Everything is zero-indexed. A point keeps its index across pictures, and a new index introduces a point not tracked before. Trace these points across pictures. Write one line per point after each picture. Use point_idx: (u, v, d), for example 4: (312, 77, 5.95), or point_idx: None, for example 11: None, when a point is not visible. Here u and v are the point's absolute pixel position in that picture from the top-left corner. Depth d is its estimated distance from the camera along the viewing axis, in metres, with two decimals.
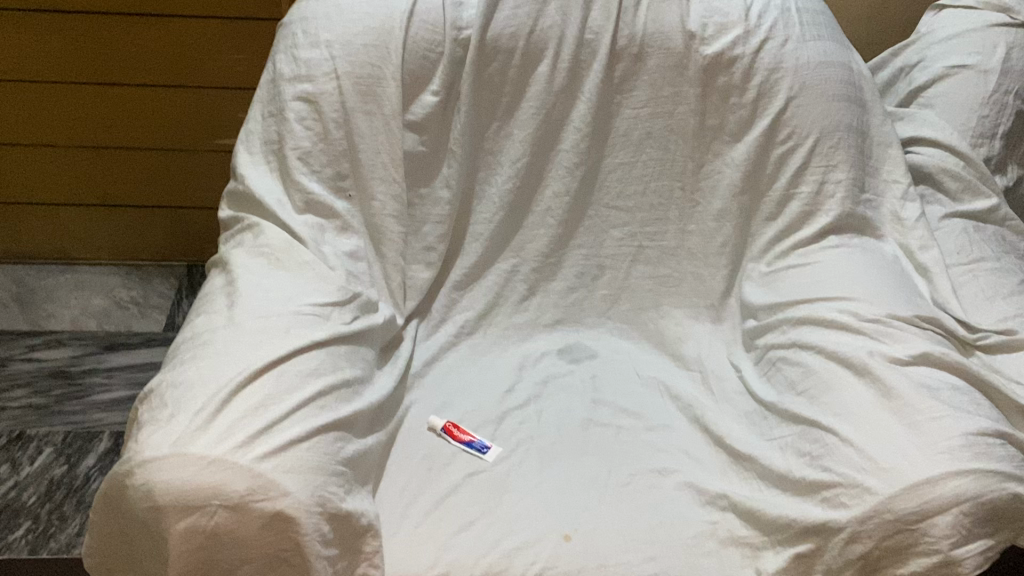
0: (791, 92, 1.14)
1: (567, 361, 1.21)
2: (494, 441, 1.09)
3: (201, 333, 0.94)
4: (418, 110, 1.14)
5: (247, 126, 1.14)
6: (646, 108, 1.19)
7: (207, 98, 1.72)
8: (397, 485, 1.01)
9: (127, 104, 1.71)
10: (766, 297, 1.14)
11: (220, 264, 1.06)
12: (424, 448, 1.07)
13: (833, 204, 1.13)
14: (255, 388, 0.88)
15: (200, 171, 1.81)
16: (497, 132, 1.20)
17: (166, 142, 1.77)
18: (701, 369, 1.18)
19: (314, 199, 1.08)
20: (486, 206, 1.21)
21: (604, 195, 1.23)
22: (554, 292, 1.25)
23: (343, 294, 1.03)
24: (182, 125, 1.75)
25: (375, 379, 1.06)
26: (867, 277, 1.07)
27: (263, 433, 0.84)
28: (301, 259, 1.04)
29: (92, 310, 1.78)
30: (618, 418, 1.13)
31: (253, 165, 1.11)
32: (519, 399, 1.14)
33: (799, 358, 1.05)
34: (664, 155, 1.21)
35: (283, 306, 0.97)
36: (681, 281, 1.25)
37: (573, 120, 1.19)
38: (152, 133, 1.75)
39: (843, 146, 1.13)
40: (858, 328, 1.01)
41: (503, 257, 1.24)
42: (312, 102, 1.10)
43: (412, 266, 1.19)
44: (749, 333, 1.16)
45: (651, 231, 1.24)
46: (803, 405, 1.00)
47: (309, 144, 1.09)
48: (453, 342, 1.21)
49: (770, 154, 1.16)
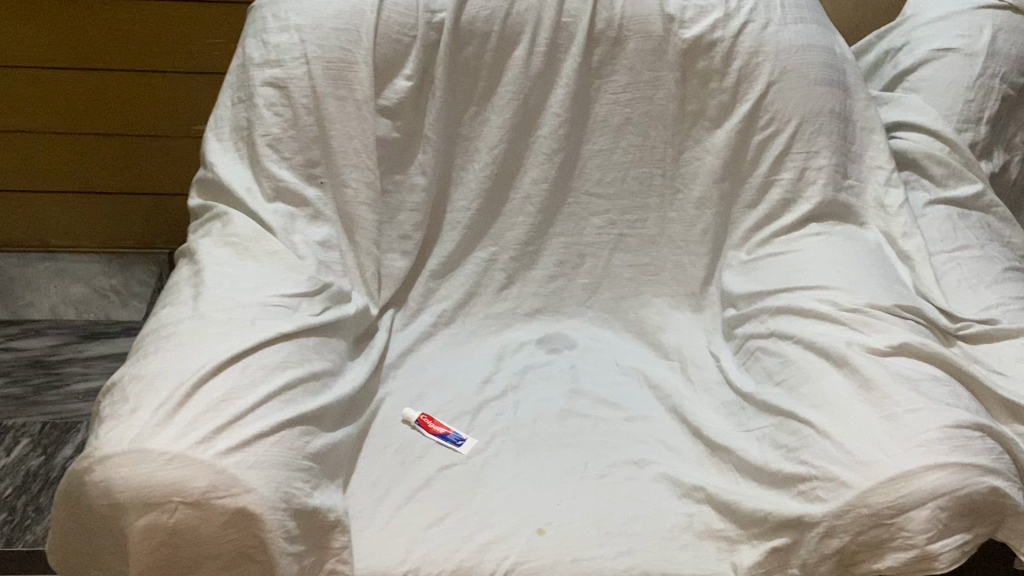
0: (772, 76, 1.11)
1: (546, 351, 1.19)
2: (470, 433, 1.07)
3: (165, 325, 0.92)
4: (391, 94, 1.11)
5: (217, 113, 1.12)
6: (626, 93, 1.17)
7: (185, 83, 1.69)
8: (369, 478, 1.00)
9: (104, 92, 1.68)
10: (746, 286, 1.12)
11: (188, 254, 1.03)
12: (397, 440, 1.05)
13: (814, 191, 1.11)
14: (218, 382, 0.86)
15: (179, 157, 1.79)
16: (474, 118, 1.17)
17: (144, 129, 1.74)
18: (681, 358, 1.16)
19: (285, 187, 1.06)
20: (463, 193, 1.19)
21: (583, 182, 1.21)
22: (534, 281, 1.23)
23: (312, 285, 1.01)
24: (160, 112, 1.72)
25: (346, 371, 1.04)
26: (847, 266, 1.05)
27: (226, 428, 0.83)
28: (270, 249, 1.02)
29: (71, 299, 1.76)
30: (596, 409, 1.11)
31: (223, 153, 1.09)
32: (496, 390, 1.13)
33: (777, 349, 1.03)
34: (644, 140, 1.19)
35: (250, 298, 0.95)
36: (662, 269, 1.23)
37: (551, 105, 1.16)
38: (130, 120, 1.73)
39: (825, 132, 1.11)
40: (837, 318, 0.99)
41: (481, 245, 1.22)
42: (282, 88, 1.07)
43: (388, 255, 1.17)
44: (728, 322, 1.14)
45: (631, 219, 1.22)
46: (781, 396, 0.98)
47: (279, 130, 1.07)
48: (430, 332, 1.19)
49: (750, 140, 1.14)
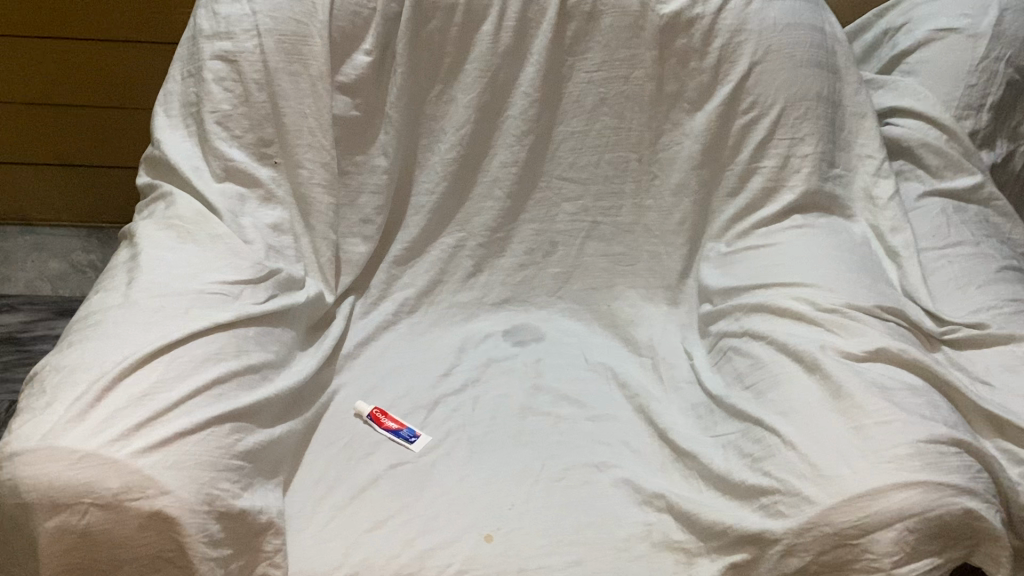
0: (755, 57, 1.03)
1: (512, 344, 1.14)
2: (424, 429, 1.02)
3: (95, 313, 0.88)
4: (350, 71, 1.05)
5: (166, 87, 1.06)
6: (601, 72, 1.10)
7: (117, 52, 1.57)
8: (312, 476, 0.95)
9: (41, 74, 1.59)
10: (722, 281, 1.05)
11: (129, 237, 0.98)
12: (346, 436, 1.00)
13: (798, 180, 1.04)
14: (143, 375, 0.81)
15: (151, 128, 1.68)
16: (439, 97, 1.11)
17: (90, 105, 1.64)
18: (653, 355, 1.10)
19: (235, 167, 1.01)
20: (428, 176, 1.13)
21: (555, 166, 1.14)
22: (503, 269, 1.18)
23: (256, 271, 0.96)
24: (102, 87, 1.62)
25: (293, 362, 0.99)
26: (827, 262, 0.98)
27: (144, 426, 0.78)
28: (213, 233, 0.97)
29: (48, 274, 1.71)
30: (558, 407, 1.05)
31: (171, 129, 1.04)
32: (454, 384, 1.07)
33: (748, 349, 0.96)
34: (620, 123, 1.12)
35: (186, 285, 0.91)
36: (637, 259, 1.16)
37: (521, 84, 1.09)
38: (74, 99, 1.63)
39: (811, 117, 1.04)
40: (812, 319, 0.93)
41: (447, 231, 1.16)
42: (232, 61, 1.01)
43: (348, 239, 1.11)
44: (703, 318, 1.08)
45: (605, 205, 1.15)
46: (749, 401, 0.92)
47: (229, 107, 1.01)
48: (391, 321, 1.14)
49: (731, 125, 1.06)
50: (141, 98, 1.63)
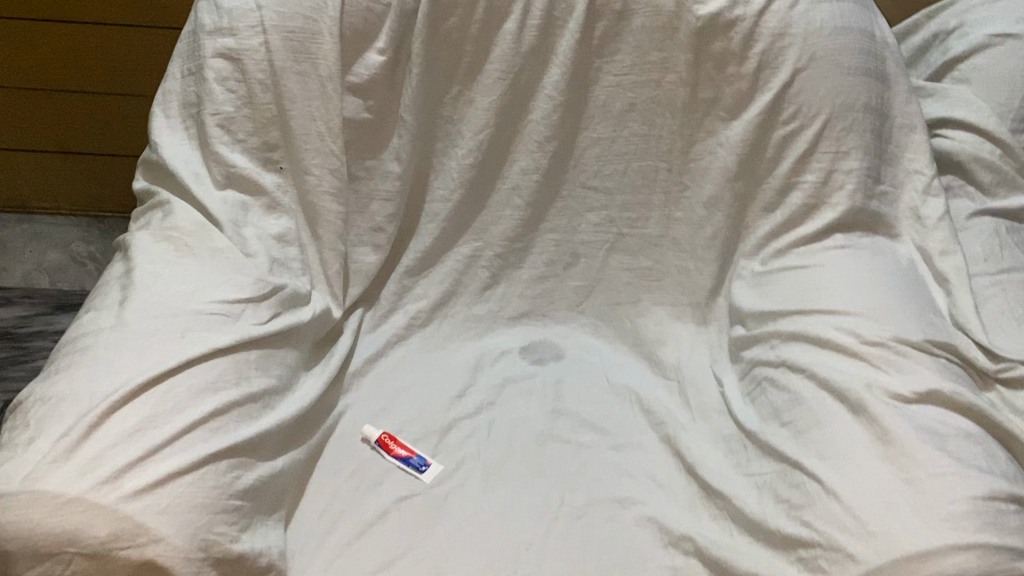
0: (798, 64, 0.95)
1: (530, 362, 1.07)
2: (435, 457, 0.96)
3: (84, 335, 0.81)
4: (361, 70, 0.98)
5: (165, 85, 0.99)
6: (630, 75, 1.02)
7: (115, 36, 1.50)
8: (316, 507, 0.89)
9: (38, 59, 1.52)
10: (757, 303, 0.98)
11: (123, 247, 0.92)
12: (352, 463, 0.94)
13: (840, 197, 0.97)
14: (135, 408, 0.75)
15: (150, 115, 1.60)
16: (457, 98, 1.04)
17: (90, 91, 1.56)
18: (680, 378, 1.03)
19: (238, 173, 0.94)
20: (444, 182, 1.06)
21: (579, 173, 1.07)
22: (521, 281, 1.11)
23: (259, 289, 0.89)
24: (101, 72, 1.54)
25: (298, 385, 0.93)
26: (872, 288, 0.91)
27: (136, 466, 0.72)
28: (213, 246, 0.90)
29: (47, 266, 1.65)
30: (579, 433, 0.99)
31: (169, 131, 0.97)
32: (468, 407, 1.01)
33: (786, 382, 0.90)
34: (650, 130, 1.04)
35: (183, 305, 0.84)
36: (664, 274, 1.09)
37: (544, 87, 1.02)
38: (72, 84, 1.55)
39: (858, 130, 0.96)
40: (857, 353, 0.86)
41: (463, 239, 1.09)
42: (235, 60, 0.94)
43: (358, 248, 1.05)
44: (735, 342, 1.01)
45: (631, 217, 1.08)
46: (786, 441, 0.86)
47: (232, 109, 0.94)
48: (401, 336, 1.08)
49: (771, 136, 0.99)
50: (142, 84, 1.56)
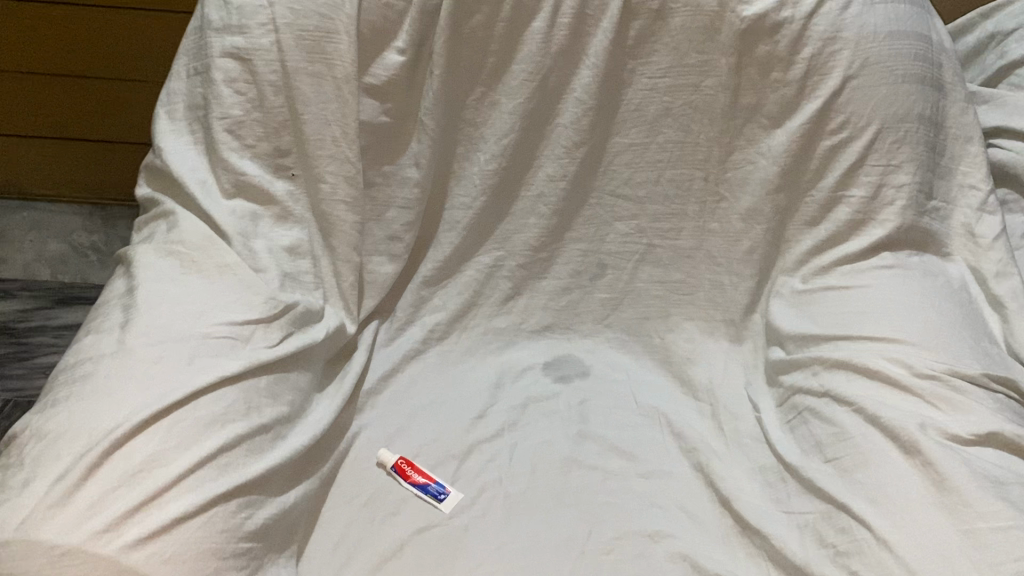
0: (850, 71, 0.89)
1: (553, 380, 1.02)
2: (455, 483, 0.90)
3: (83, 361, 0.76)
4: (380, 71, 0.91)
5: (170, 85, 0.92)
6: (666, 78, 0.95)
7: (116, 22, 1.43)
8: (330, 540, 0.84)
9: (36, 43, 1.45)
10: (798, 326, 0.93)
11: (125, 261, 0.86)
12: (367, 490, 0.89)
13: (890, 214, 0.90)
14: (137, 446, 0.70)
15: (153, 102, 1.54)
16: (481, 100, 0.97)
17: (92, 76, 1.50)
18: (712, 401, 0.98)
19: (246, 182, 0.88)
20: (464, 189, 1.00)
21: (609, 181, 1.01)
22: (545, 292, 1.05)
23: (270, 308, 0.84)
24: (106, 60, 1.48)
25: (310, 409, 0.87)
26: (924, 312, 0.85)
27: (139, 511, 0.66)
28: (221, 262, 0.84)
29: (47, 256, 1.59)
30: (606, 459, 0.94)
31: (174, 134, 0.90)
32: (489, 429, 0.96)
33: (830, 414, 0.84)
34: (686, 136, 0.98)
35: (190, 328, 0.79)
36: (697, 288, 1.03)
37: (574, 89, 0.96)
38: (71, 69, 1.49)
39: (911, 142, 0.89)
40: (909, 388, 0.80)
41: (484, 248, 1.03)
42: (245, 61, 0.88)
43: (374, 258, 0.99)
44: (773, 366, 0.95)
45: (663, 228, 1.02)
46: (831, 479, 0.80)
47: (241, 112, 0.88)
48: (418, 350, 1.02)
49: (816, 146, 0.93)
50: (145, 71, 1.50)
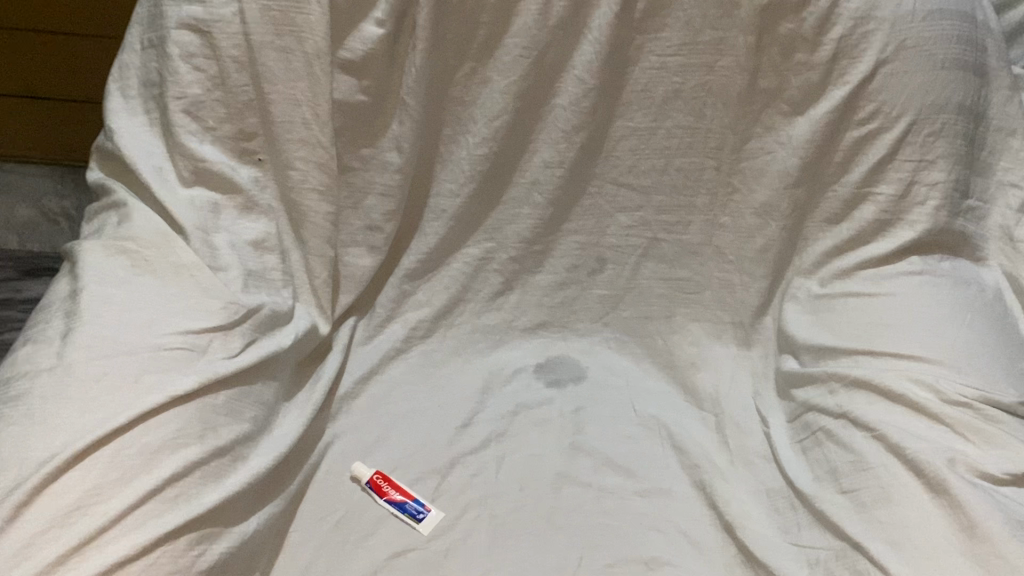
0: (883, 55, 0.79)
1: (545, 385, 0.95)
2: (435, 501, 0.83)
3: (18, 378, 0.67)
4: (357, 45, 0.81)
5: (122, 57, 0.82)
6: (677, 56, 0.86)
7: None
8: (296, 566, 0.76)
9: None
10: (813, 335, 0.85)
11: (70, 257, 0.77)
12: (340, 509, 0.81)
13: (921, 215, 0.81)
14: (74, 478, 0.62)
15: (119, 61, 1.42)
16: (470, 76, 0.87)
17: (52, 32, 1.38)
18: (717, 411, 0.90)
19: (207, 169, 0.80)
20: (451, 175, 0.91)
21: (611, 168, 0.92)
22: (538, 288, 0.97)
23: (229, 314, 0.76)
24: (73, 18, 1.36)
25: (277, 423, 0.80)
26: (955, 328, 0.77)
27: (76, 554, 0.58)
28: (176, 261, 0.76)
29: (16, 223, 1.49)
30: (601, 475, 0.86)
31: (126, 113, 0.81)
32: (474, 439, 0.88)
33: (848, 439, 0.76)
34: (697, 121, 0.89)
35: (140, 339, 0.70)
36: (704, 287, 0.95)
37: (574, 66, 0.86)
38: (30, 23, 1.37)
39: (948, 135, 0.80)
40: (937, 416, 0.72)
41: (473, 239, 0.95)
42: (205, 33, 0.78)
43: (351, 249, 0.91)
44: (784, 377, 0.87)
45: (668, 220, 0.93)
46: (846, 514, 0.72)
47: (200, 92, 0.79)
48: (399, 350, 0.95)
49: (842, 137, 0.83)
50: (109, 27, 1.37)
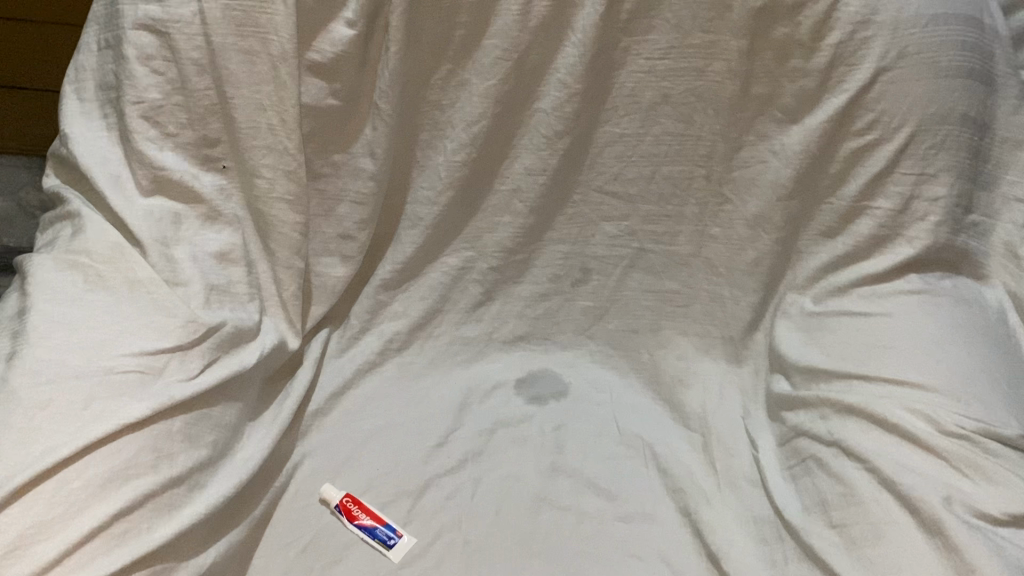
0: (884, 63, 0.74)
1: (526, 400, 0.91)
2: (408, 525, 0.79)
3: None
4: (326, 47, 0.77)
5: (77, 57, 0.78)
6: (666, 60, 0.81)
7: None
8: None
9: None
10: (805, 355, 0.81)
11: (21, 271, 0.73)
12: (308, 534, 0.78)
13: (920, 231, 0.77)
14: (14, 515, 0.57)
15: None
16: (447, 79, 0.83)
17: None
18: (704, 431, 0.86)
19: (167, 178, 0.76)
20: (429, 181, 0.87)
21: (596, 175, 0.88)
22: (519, 298, 0.94)
23: (188, 333, 0.72)
24: None
25: (240, 445, 0.76)
26: (954, 351, 0.72)
27: None
28: (132, 277, 0.72)
29: None
30: (581, 498, 0.82)
31: (82, 118, 0.77)
32: (450, 459, 0.85)
33: (839, 470, 0.72)
34: (686, 128, 0.84)
35: (91, 361, 0.66)
36: (692, 300, 0.91)
37: (557, 69, 0.81)
38: None
39: (950, 147, 0.75)
40: (933, 449, 0.68)
41: (452, 248, 0.91)
42: (163, 35, 0.74)
43: (323, 259, 0.87)
44: (775, 399, 0.83)
45: (656, 230, 0.89)
46: (835, 551, 0.68)
47: (158, 96, 0.75)
48: (375, 363, 0.91)
49: (839, 147, 0.79)
50: None
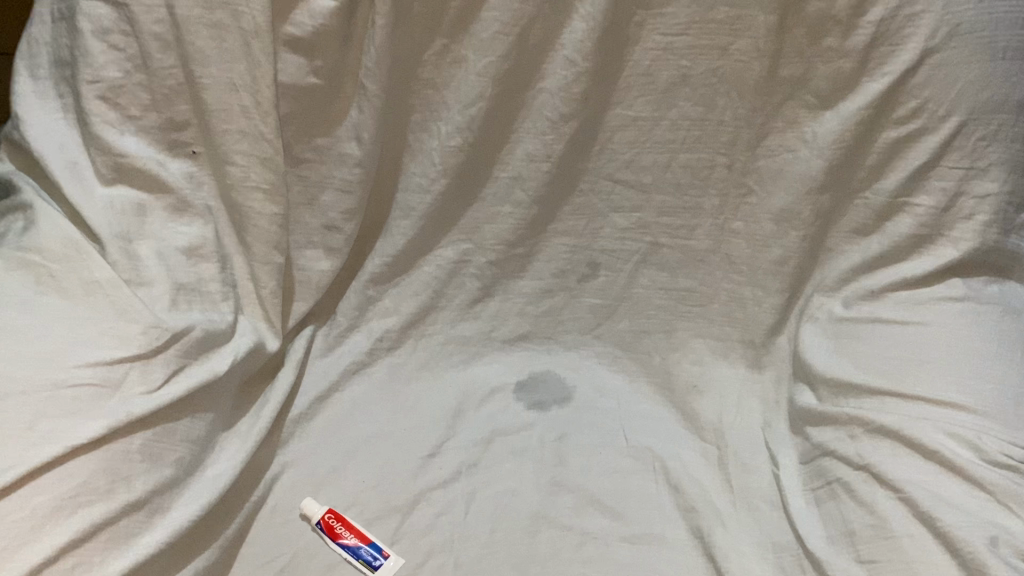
0: (933, 42, 0.65)
1: (528, 407, 0.84)
2: (395, 546, 0.72)
3: None
4: (306, 20, 0.68)
5: (28, 30, 0.70)
6: (685, 36, 0.72)
7: None
8: None
9: None
10: (832, 366, 0.73)
11: None
12: (285, 554, 0.71)
13: (966, 231, 0.69)
14: None
15: None
16: (442, 55, 0.75)
17: None
18: (719, 442, 0.80)
19: (129, 165, 0.69)
20: (422, 167, 0.79)
21: (606, 162, 0.80)
22: (520, 295, 0.87)
23: (149, 341, 0.65)
24: None
25: (209, 460, 0.69)
26: (1001, 369, 0.64)
27: None
28: (88, 278, 0.65)
29: None
30: (586, 517, 0.75)
31: (35, 97, 0.69)
32: (443, 471, 0.78)
33: (868, 497, 0.65)
34: (706, 112, 0.76)
35: (38, 374, 0.58)
36: (709, 300, 0.84)
37: (563, 45, 0.73)
38: None
39: (1003, 139, 0.66)
40: (974, 478, 0.60)
41: (447, 239, 0.84)
42: (120, 6, 0.66)
43: (307, 252, 0.80)
44: (800, 412, 0.76)
45: (671, 223, 0.82)
46: None
47: (119, 75, 0.68)
48: (363, 363, 0.85)
49: (877, 136, 0.71)
50: None
